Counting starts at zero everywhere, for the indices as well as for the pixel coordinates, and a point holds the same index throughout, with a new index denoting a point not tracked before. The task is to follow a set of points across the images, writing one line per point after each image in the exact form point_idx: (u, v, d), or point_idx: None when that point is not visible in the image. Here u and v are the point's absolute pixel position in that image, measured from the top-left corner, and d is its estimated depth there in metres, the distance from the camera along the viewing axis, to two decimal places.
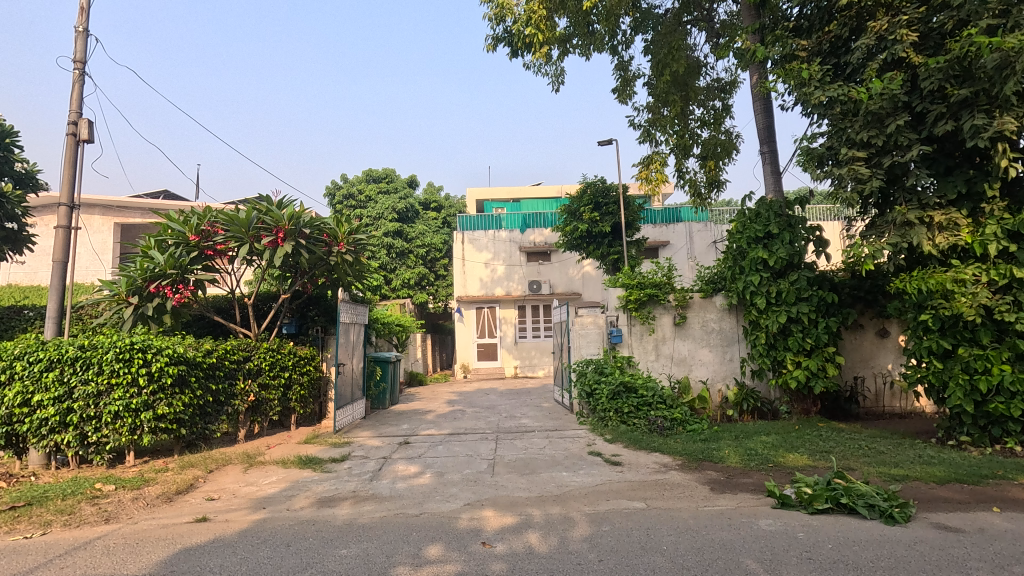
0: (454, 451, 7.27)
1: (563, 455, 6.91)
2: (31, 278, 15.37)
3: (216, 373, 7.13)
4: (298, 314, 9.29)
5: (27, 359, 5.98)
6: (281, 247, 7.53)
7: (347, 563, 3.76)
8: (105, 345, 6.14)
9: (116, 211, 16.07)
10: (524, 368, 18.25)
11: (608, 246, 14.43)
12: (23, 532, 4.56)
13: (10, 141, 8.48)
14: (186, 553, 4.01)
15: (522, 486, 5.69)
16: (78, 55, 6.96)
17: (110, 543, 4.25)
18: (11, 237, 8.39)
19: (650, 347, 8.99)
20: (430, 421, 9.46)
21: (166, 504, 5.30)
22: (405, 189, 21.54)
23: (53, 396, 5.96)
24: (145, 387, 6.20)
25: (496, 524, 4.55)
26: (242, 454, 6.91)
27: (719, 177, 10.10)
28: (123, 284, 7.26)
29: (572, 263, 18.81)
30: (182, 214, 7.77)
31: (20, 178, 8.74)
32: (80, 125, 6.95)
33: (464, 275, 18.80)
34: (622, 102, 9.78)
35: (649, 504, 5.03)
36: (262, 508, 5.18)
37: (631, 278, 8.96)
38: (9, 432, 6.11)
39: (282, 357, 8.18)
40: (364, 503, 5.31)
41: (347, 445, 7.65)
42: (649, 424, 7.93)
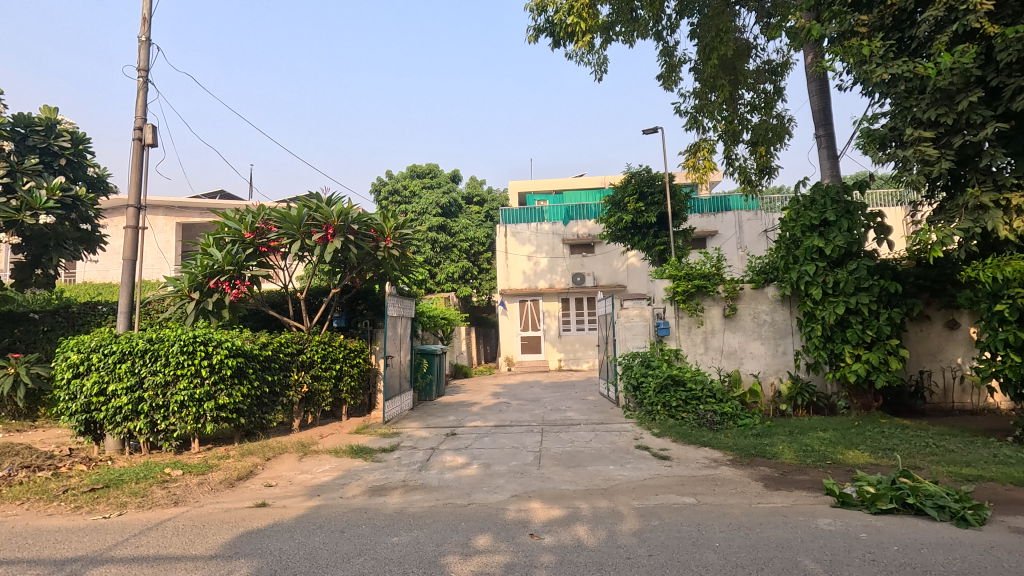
0: (500, 443, 7.32)
1: (610, 449, 6.85)
2: (102, 275, 16.39)
3: (271, 365, 7.42)
4: (348, 307, 9.55)
5: (102, 351, 6.40)
6: (331, 243, 7.76)
7: (399, 551, 3.84)
8: (170, 338, 6.48)
9: (177, 211, 16.89)
10: (569, 361, 18.18)
11: (654, 237, 14.16)
12: (102, 512, 4.89)
13: (84, 148, 9.03)
14: (248, 537, 4.20)
15: (569, 479, 5.68)
16: (142, 63, 7.33)
17: (179, 524, 4.51)
18: (86, 238, 8.96)
19: (698, 340, 8.79)
20: (476, 413, 9.56)
21: (229, 489, 5.57)
22: (448, 184, 21.75)
23: (125, 386, 6.35)
24: (207, 378, 6.52)
25: (544, 517, 4.55)
26: (297, 443, 7.18)
27: (770, 163, 9.71)
28: (185, 280, 7.63)
29: (616, 255, 18.57)
30: (237, 213, 8.10)
31: (94, 183, 9.29)
32: (144, 130, 7.33)
33: (508, 268, 18.84)
34: (667, 89, 9.52)
35: (699, 500, 4.93)
36: (317, 495, 5.38)
37: (679, 269, 8.78)
38: (88, 419, 6.56)
39: (333, 350, 8.45)
40: (413, 493, 5.43)
41: (396, 436, 7.83)
42: (698, 418, 7.77)
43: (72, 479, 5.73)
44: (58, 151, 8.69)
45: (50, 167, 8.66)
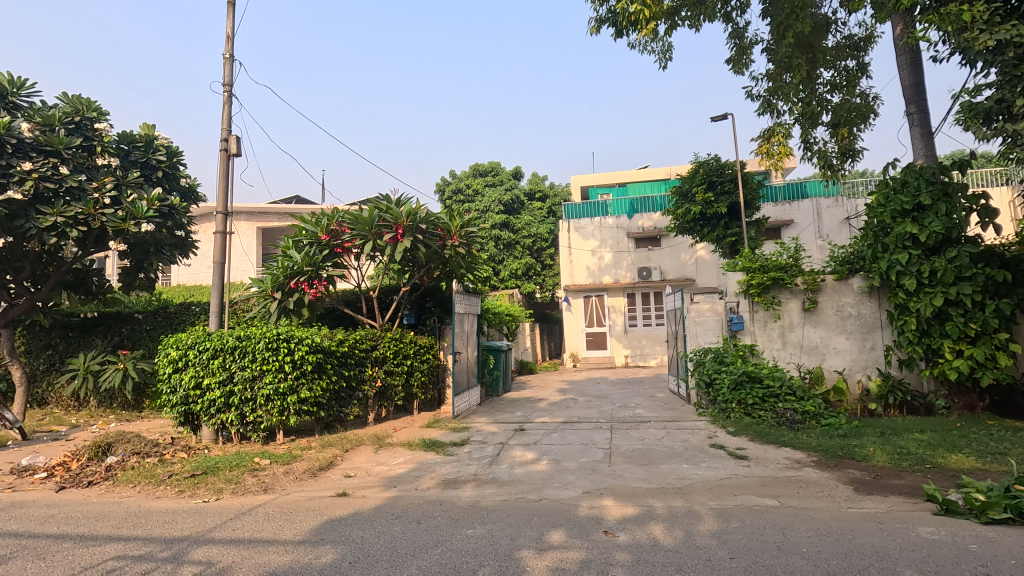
0: (569, 439, 7.29)
1: (682, 447, 6.66)
2: (193, 278, 17.75)
3: (348, 360, 7.76)
4: (417, 305, 9.79)
5: (197, 348, 6.92)
6: (401, 243, 8.00)
7: (474, 543, 3.90)
8: (256, 335, 6.91)
9: (257, 216, 17.97)
10: (636, 357, 17.88)
11: (724, 228, 13.61)
12: (202, 496, 5.31)
13: (177, 160, 9.77)
14: (332, 524, 4.41)
15: (641, 477, 5.57)
16: (227, 78, 7.83)
17: (269, 510, 4.80)
18: (181, 243, 9.76)
19: (775, 335, 8.37)
20: (542, 409, 9.57)
21: (312, 478, 5.89)
22: (510, 181, 21.85)
23: (218, 380, 6.84)
24: (290, 373, 6.90)
25: (617, 514, 4.48)
26: (372, 436, 7.46)
27: (854, 146, 9.07)
28: (269, 281, 8.15)
29: (684, 248, 18.00)
30: (314, 216, 8.51)
31: (186, 192, 10.06)
32: (230, 141, 7.84)
33: (572, 264, 18.68)
34: (738, 73, 9.10)
35: (782, 502, 4.68)
36: (393, 487, 5.57)
37: (752, 260, 8.39)
38: (187, 410, 7.12)
39: (404, 346, 8.70)
40: (485, 486, 5.51)
41: (465, 430, 7.97)
42: (777, 417, 7.40)
43: (175, 465, 6.24)
44: (156, 164, 9.43)
45: (150, 179, 9.42)
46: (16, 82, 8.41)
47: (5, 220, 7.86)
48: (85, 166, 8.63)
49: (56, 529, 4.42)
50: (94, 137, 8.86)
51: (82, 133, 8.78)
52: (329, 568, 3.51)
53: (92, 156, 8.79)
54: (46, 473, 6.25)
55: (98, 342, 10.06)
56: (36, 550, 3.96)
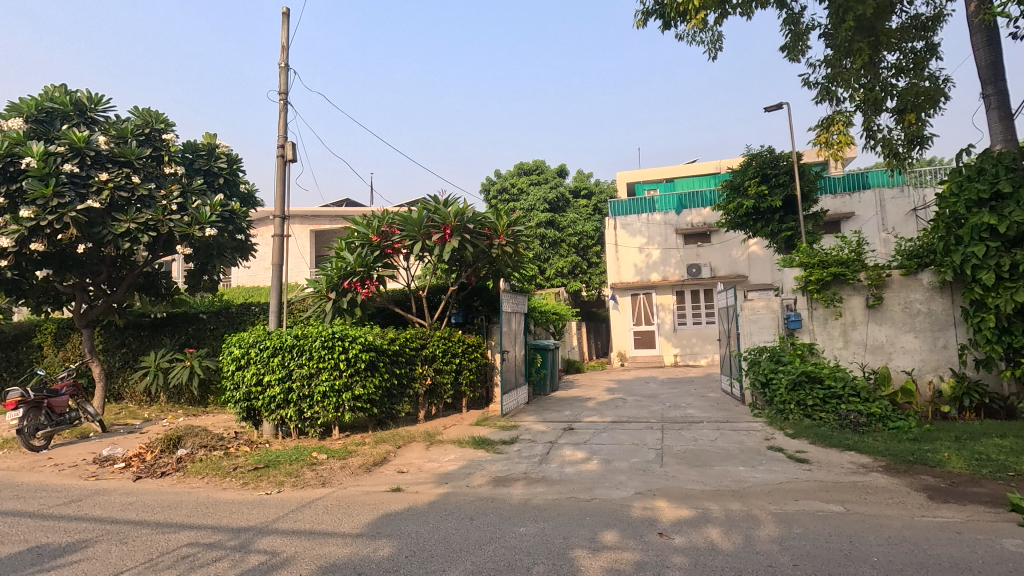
0: (619, 439, 7.20)
1: (738, 449, 6.45)
2: (252, 279, 18.58)
3: (399, 359, 7.93)
4: (464, 304, 9.87)
5: (258, 346, 7.24)
6: (449, 243, 8.10)
7: (527, 541, 3.91)
8: (313, 334, 7.15)
9: (310, 219, 18.59)
10: (685, 356, 17.49)
11: (780, 222, 13.10)
12: (265, 488, 5.55)
13: (237, 167, 10.23)
14: (388, 518, 4.52)
15: (695, 479, 5.43)
16: (282, 87, 8.14)
17: (328, 503, 4.97)
18: (241, 246, 10.22)
19: (837, 333, 7.98)
20: (591, 408, 9.49)
21: (367, 473, 6.05)
22: (555, 179, 21.74)
23: (278, 376, 7.14)
24: (345, 370, 7.12)
25: (672, 516, 4.39)
26: (423, 433, 7.59)
27: (922, 133, 8.51)
28: (324, 281, 8.44)
29: (735, 244, 17.46)
30: (365, 218, 8.73)
31: (245, 198, 10.50)
32: (286, 147, 8.14)
33: (618, 261, 18.43)
34: (793, 61, 8.74)
35: (848, 508, 4.47)
36: (445, 483, 5.65)
37: (811, 256, 8.03)
38: (250, 405, 7.46)
39: (453, 344, 8.80)
40: (535, 485, 5.51)
41: (514, 429, 8.00)
42: (840, 419, 7.06)
43: (239, 458, 6.54)
44: (217, 171, 9.91)
45: (212, 185, 9.90)
46: (94, 99, 9.04)
47: (85, 227, 8.43)
48: (155, 175, 9.17)
49: (136, 516, 4.72)
50: (162, 147, 9.41)
51: (151, 144, 9.33)
52: (387, 561, 3.59)
53: (161, 165, 9.35)
54: (124, 463, 6.68)
55: (167, 341, 10.65)
56: (119, 534, 4.24)
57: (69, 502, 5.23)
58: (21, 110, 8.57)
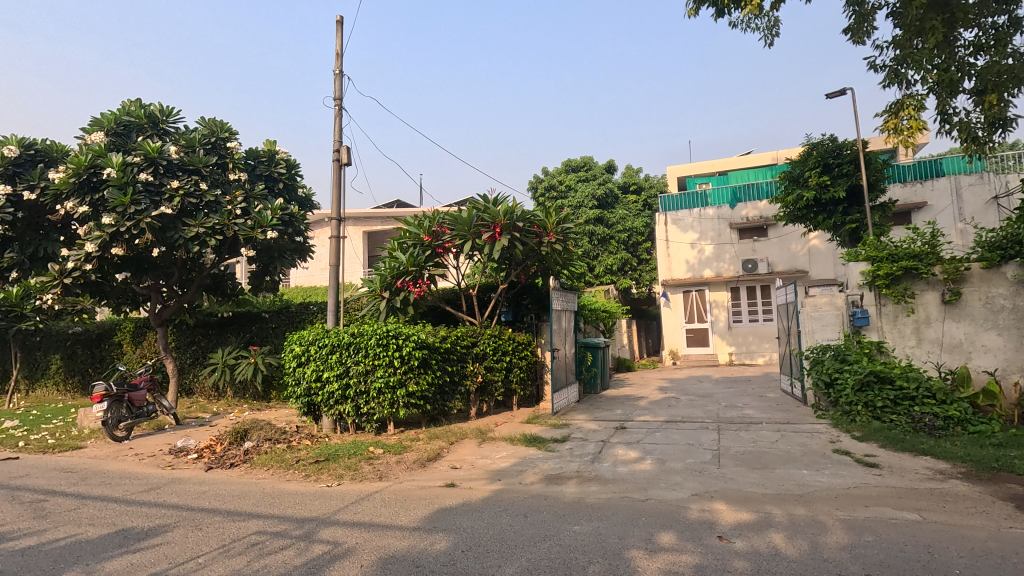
0: (673, 439, 7.04)
1: (801, 452, 6.19)
2: (310, 279, 19.34)
3: (450, 356, 8.05)
4: (514, 302, 9.88)
5: (317, 344, 7.53)
6: (499, 242, 8.14)
7: (582, 540, 3.88)
8: (368, 332, 7.36)
9: (363, 221, 19.13)
10: (741, 355, 16.91)
11: (843, 214, 12.44)
12: (326, 481, 5.77)
13: (295, 172, 10.65)
14: (443, 513, 4.60)
15: (755, 482, 5.25)
16: (337, 93, 8.41)
17: (385, 497, 5.11)
18: (300, 248, 10.62)
19: (909, 331, 7.51)
20: (643, 407, 9.32)
21: (422, 468, 6.17)
22: (604, 175, 21.45)
23: (336, 373, 7.39)
24: (399, 367, 7.29)
25: (732, 519, 4.26)
26: (475, 430, 7.68)
27: (1005, 114, 7.89)
28: (378, 281, 8.69)
29: (794, 238, 16.74)
30: (416, 218, 8.89)
31: (303, 201, 10.90)
32: (342, 151, 8.41)
33: (669, 257, 18.03)
34: (857, 43, 8.28)
35: (924, 516, 4.20)
36: (498, 480, 5.70)
37: (880, 249, 7.61)
38: (309, 401, 7.76)
39: (504, 342, 8.84)
40: (588, 484, 5.47)
41: (566, 427, 7.96)
42: (914, 422, 6.64)
43: (301, 451, 6.81)
44: (277, 176, 10.38)
45: (273, 190, 10.36)
46: (165, 112, 9.61)
47: (159, 232, 8.98)
48: (220, 181, 9.68)
49: (209, 504, 5.00)
50: (227, 155, 9.94)
51: (217, 152, 9.84)
52: (444, 555, 3.66)
53: (226, 171, 9.86)
54: (197, 454, 7.09)
55: (233, 339, 11.21)
56: (194, 521, 4.51)
57: (149, 489, 5.61)
58: (102, 124, 9.22)
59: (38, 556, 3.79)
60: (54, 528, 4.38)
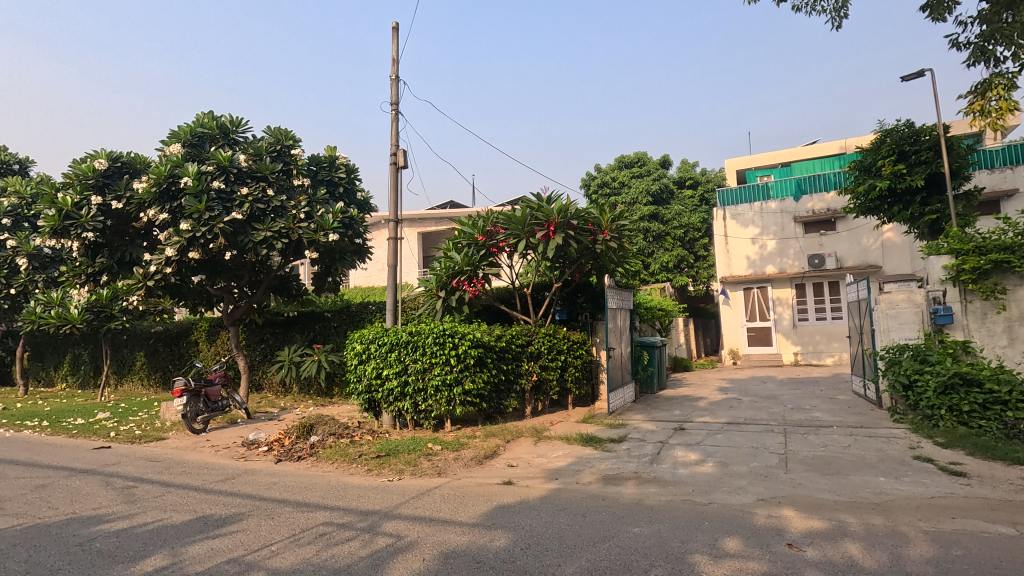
0: (736, 441, 6.79)
1: (876, 457, 5.83)
2: (368, 280, 19.98)
3: (506, 355, 8.10)
4: (568, 301, 9.82)
5: (377, 342, 7.77)
6: (553, 240, 8.10)
7: (643, 542, 3.81)
8: (426, 331, 7.53)
9: (418, 222, 19.55)
10: (808, 355, 16.13)
11: (921, 204, 11.62)
12: (387, 475, 5.94)
13: (354, 177, 11.01)
14: (501, 510, 4.63)
15: (826, 488, 4.99)
16: (393, 98, 8.63)
17: (444, 493, 5.20)
18: (360, 250, 10.97)
19: (999, 330, 6.98)
20: (703, 408, 9.06)
21: (479, 465, 6.25)
22: (658, 170, 20.91)
23: (395, 370, 7.60)
24: (455, 366, 7.41)
25: (803, 527, 4.07)
26: (531, 428, 7.70)
27: None
28: (434, 281, 8.86)
29: (866, 231, 15.83)
30: (471, 219, 8.98)
31: (362, 205, 11.26)
32: (398, 154, 8.62)
33: (729, 254, 17.42)
34: (936, 21, 7.71)
35: (1021, 531, 3.86)
36: (555, 479, 5.69)
37: (964, 241, 7.06)
38: (370, 397, 8.01)
39: (558, 341, 8.81)
40: (648, 485, 5.37)
41: (622, 427, 7.84)
42: (1006, 429, 6.12)
43: (363, 446, 7.04)
44: (338, 181, 10.77)
45: (334, 195, 10.76)
46: (235, 122, 10.15)
47: (231, 237, 9.50)
48: (286, 187, 10.14)
49: (279, 494, 5.26)
50: (292, 161, 10.38)
51: (282, 159, 10.31)
52: (504, 551, 3.68)
53: (291, 177, 10.30)
54: (267, 446, 7.46)
55: (298, 338, 11.72)
56: (266, 510, 4.75)
57: (226, 479, 5.96)
58: (180, 136, 9.84)
59: (130, 538, 4.10)
60: (143, 513, 4.73)
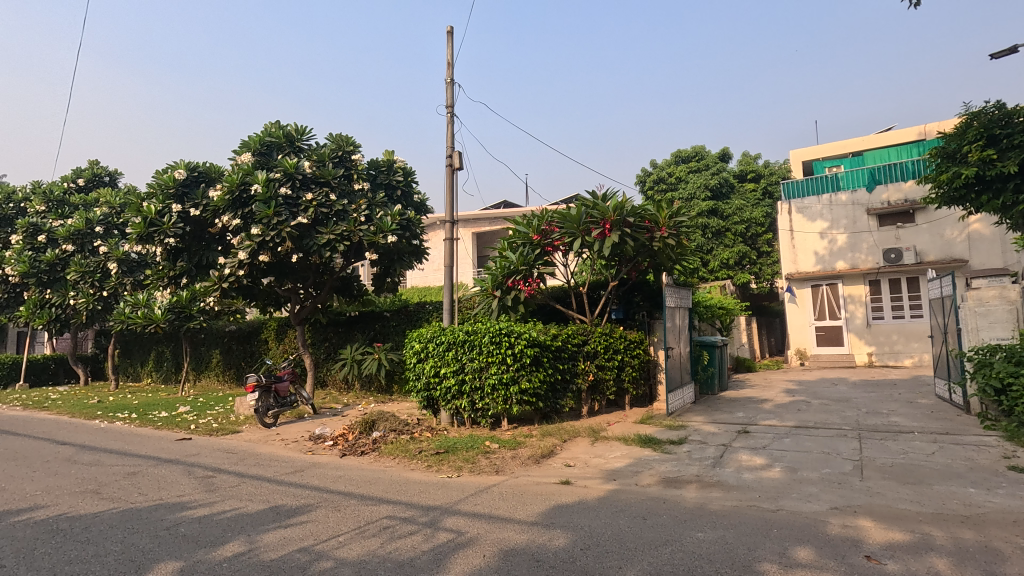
0: (806, 446, 6.47)
1: (965, 467, 5.40)
2: (424, 280, 20.44)
3: (562, 354, 8.08)
4: (624, 300, 9.66)
5: (435, 341, 7.95)
6: (609, 238, 7.99)
7: (707, 548, 3.70)
8: (482, 330, 7.63)
9: (472, 223, 19.80)
10: (884, 356, 15.15)
11: (1015, 192, 10.65)
12: (446, 472, 6.05)
13: (411, 180, 11.28)
14: (560, 510, 4.62)
15: (907, 498, 4.67)
16: (449, 101, 8.77)
17: (503, 491, 5.24)
18: (417, 250, 11.22)
19: None
20: (768, 411, 8.68)
21: (537, 464, 6.26)
22: (717, 164, 20.24)
23: (452, 369, 7.75)
24: (512, 364, 7.45)
25: (882, 539, 3.83)
26: (588, 428, 7.63)
27: None
28: (489, 281, 8.94)
29: (949, 222, 14.74)
30: (525, 218, 8.99)
31: (419, 207, 11.52)
32: (454, 156, 8.76)
33: (794, 249, 16.63)
34: None
35: None
36: (614, 480, 5.61)
37: None
38: (429, 395, 8.18)
39: (615, 340, 8.68)
40: (711, 489, 5.20)
41: (682, 429, 7.65)
42: None
43: (423, 442, 7.20)
44: (396, 184, 11.07)
45: (392, 197, 11.07)
46: (300, 130, 10.64)
47: (298, 240, 9.95)
48: (347, 191, 10.52)
49: (345, 488, 5.47)
50: (353, 167, 10.75)
51: (344, 165, 10.70)
52: (564, 551, 3.67)
53: (351, 182, 10.68)
54: (332, 441, 7.77)
55: (360, 337, 12.14)
56: (333, 502, 4.94)
57: (295, 471, 6.26)
58: (250, 145, 10.39)
59: (211, 524, 4.38)
60: (222, 501, 5.04)
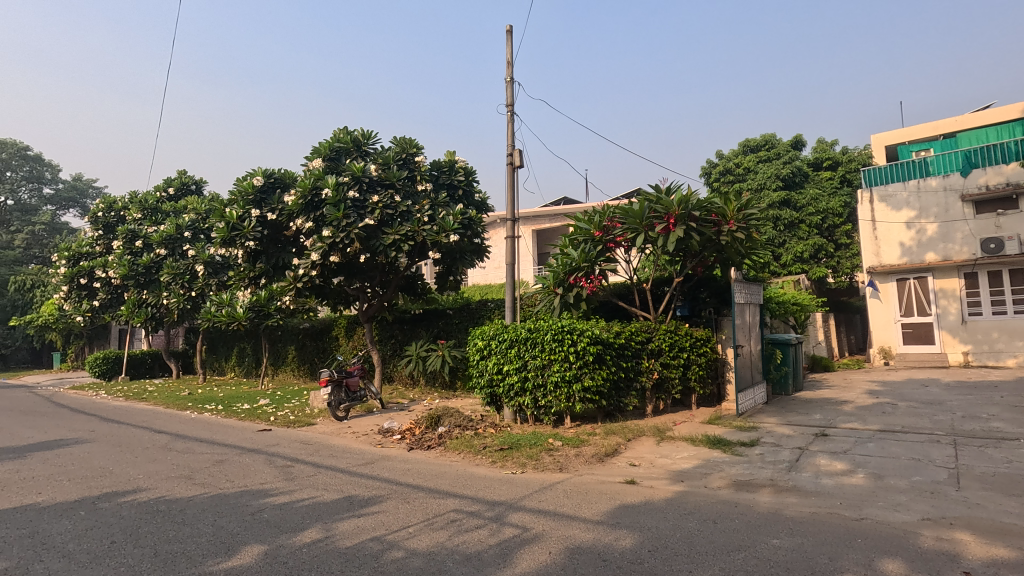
0: (892, 451, 6.04)
1: None
2: (485, 278, 20.73)
3: (625, 352, 7.95)
4: (690, 296, 9.38)
5: (498, 339, 8.04)
6: (674, 233, 7.74)
7: (784, 555, 3.54)
8: (544, 327, 7.64)
9: (531, 220, 19.87)
10: (982, 355, 13.88)
11: None
12: (511, 468, 6.11)
13: (472, 179, 11.43)
14: (626, 510, 4.55)
15: (1013, 511, 4.26)
16: (509, 99, 8.82)
17: (567, 488, 5.22)
18: (478, 249, 11.37)
19: None
20: (849, 413, 8.17)
21: (601, 463, 6.19)
22: (789, 152, 19.24)
23: (515, 366, 7.80)
24: (574, 362, 7.41)
25: (983, 554, 3.52)
26: (653, 428, 7.46)
27: None
28: (551, 278, 8.93)
29: None
30: (587, 214, 8.89)
31: (480, 205, 11.66)
32: (515, 154, 8.80)
33: (877, 240, 15.55)
34: None
35: None
36: (682, 481, 5.46)
37: None
38: (492, 391, 8.27)
39: (680, 338, 8.44)
40: (787, 494, 4.97)
41: (754, 430, 7.33)
42: None
43: (487, 438, 7.29)
44: (457, 184, 11.27)
45: (454, 197, 11.28)
46: (366, 135, 11.03)
47: (365, 241, 10.33)
48: (411, 193, 10.83)
49: (413, 480, 5.64)
50: (416, 169, 11.04)
51: (407, 167, 11.03)
52: (631, 552, 3.62)
53: (415, 183, 10.97)
54: (400, 435, 8.02)
55: (424, 334, 12.46)
56: (402, 494, 5.11)
57: (366, 463, 6.52)
58: (320, 151, 10.88)
59: (291, 511, 4.65)
60: (300, 490, 5.33)
